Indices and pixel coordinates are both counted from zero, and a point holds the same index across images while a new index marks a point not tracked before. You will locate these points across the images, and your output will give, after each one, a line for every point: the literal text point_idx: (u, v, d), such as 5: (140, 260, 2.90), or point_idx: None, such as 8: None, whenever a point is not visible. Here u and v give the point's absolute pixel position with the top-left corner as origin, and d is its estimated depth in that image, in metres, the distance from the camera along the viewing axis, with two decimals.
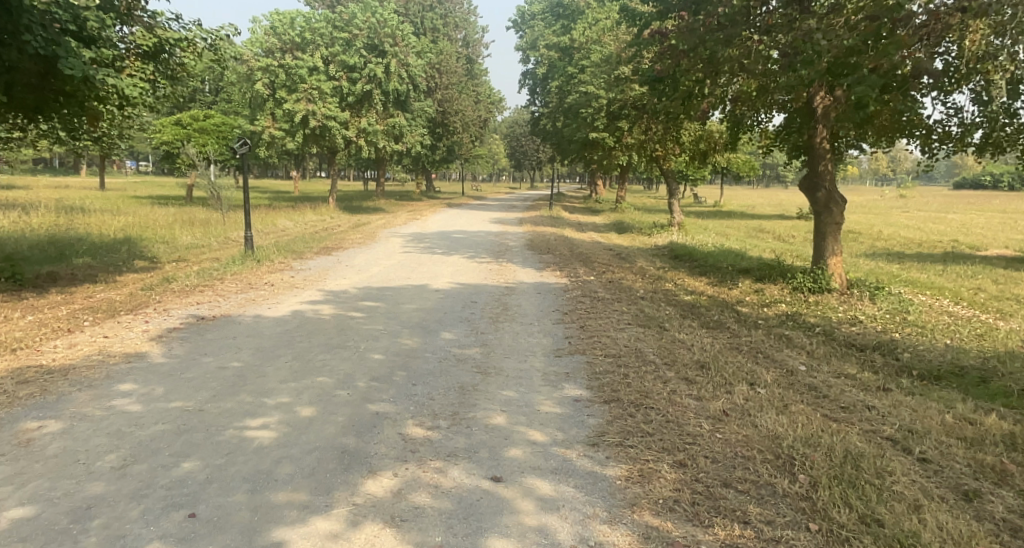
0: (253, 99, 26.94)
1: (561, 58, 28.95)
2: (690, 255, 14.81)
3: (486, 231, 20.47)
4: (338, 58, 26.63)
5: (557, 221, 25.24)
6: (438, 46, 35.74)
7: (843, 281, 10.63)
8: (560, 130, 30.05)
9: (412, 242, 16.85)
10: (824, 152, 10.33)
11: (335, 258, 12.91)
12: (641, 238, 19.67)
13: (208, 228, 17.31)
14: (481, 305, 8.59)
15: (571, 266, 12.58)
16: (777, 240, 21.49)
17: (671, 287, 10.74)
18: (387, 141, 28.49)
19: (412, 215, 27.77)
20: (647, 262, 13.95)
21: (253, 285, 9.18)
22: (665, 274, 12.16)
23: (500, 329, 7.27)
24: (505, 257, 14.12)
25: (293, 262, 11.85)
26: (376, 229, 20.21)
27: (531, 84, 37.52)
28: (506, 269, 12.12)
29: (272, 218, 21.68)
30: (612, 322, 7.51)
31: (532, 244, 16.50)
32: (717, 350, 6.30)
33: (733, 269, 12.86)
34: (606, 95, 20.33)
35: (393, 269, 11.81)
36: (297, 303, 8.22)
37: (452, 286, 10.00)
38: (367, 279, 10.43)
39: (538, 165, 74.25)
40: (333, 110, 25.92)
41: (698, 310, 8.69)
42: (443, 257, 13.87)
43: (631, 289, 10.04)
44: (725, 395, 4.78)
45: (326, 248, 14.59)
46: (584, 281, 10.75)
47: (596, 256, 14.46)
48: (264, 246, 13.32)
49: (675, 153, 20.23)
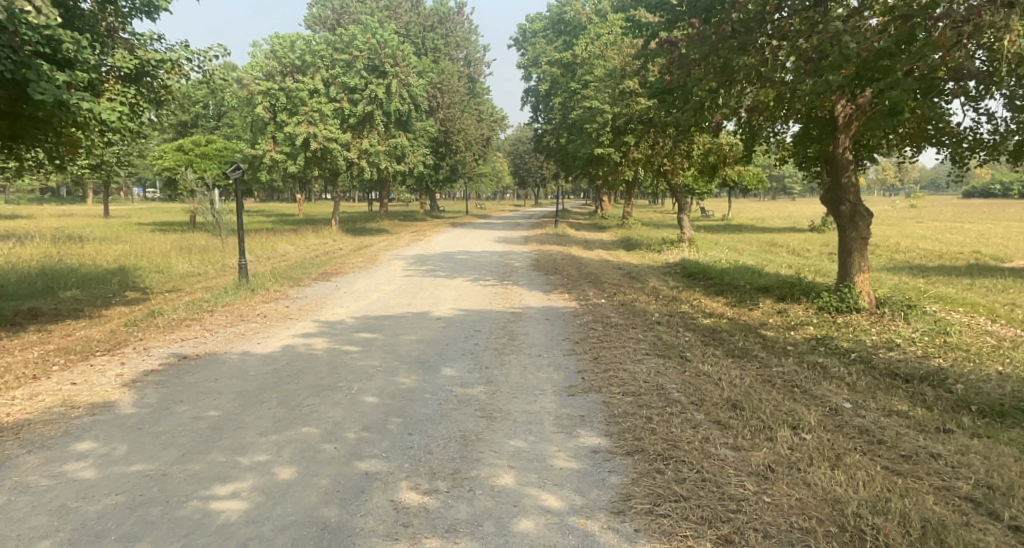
0: (253, 123, 26.66)
1: (563, 75, 28.62)
2: (705, 272, 14.21)
3: (491, 251, 19.93)
4: (338, 80, 26.36)
5: (564, 238, 24.73)
6: (439, 66, 35.54)
7: (871, 299, 10.02)
8: (564, 146, 29.63)
9: (414, 265, 16.30)
10: (847, 163, 9.79)
11: (334, 284, 12.38)
12: (650, 255, 19.09)
13: (206, 255, 16.82)
14: (487, 334, 8.02)
15: (581, 288, 12.00)
16: (791, 254, 20.85)
17: (687, 309, 10.14)
18: (390, 162, 28.13)
19: (416, 236, 27.30)
20: (660, 281, 13.35)
21: (244, 318, 8.62)
22: (680, 295, 11.56)
23: (507, 362, 6.68)
24: (511, 279, 13.56)
25: (289, 290, 11.32)
26: (379, 252, 19.73)
27: (534, 101, 37.22)
28: (512, 293, 11.54)
29: (273, 243, 21.22)
30: (628, 351, 6.94)
31: (538, 265, 15.92)
32: (748, 384, 5.72)
33: (752, 287, 12.24)
34: (610, 110, 19.87)
35: (394, 295, 11.25)
36: (288, 337, 7.65)
37: (456, 314, 9.42)
38: (366, 307, 9.87)
39: (542, 182, 73.95)
40: (334, 132, 25.59)
41: (720, 335, 8.09)
42: (446, 281, 13.31)
43: (645, 312, 9.46)
44: (766, 443, 4.20)
45: (325, 273, 14.05)
46: (595, 304, 10.15)
47: (606, 276, 13.87)
48: (260, 274, 12.80)
49: (683, 167, 19.71)
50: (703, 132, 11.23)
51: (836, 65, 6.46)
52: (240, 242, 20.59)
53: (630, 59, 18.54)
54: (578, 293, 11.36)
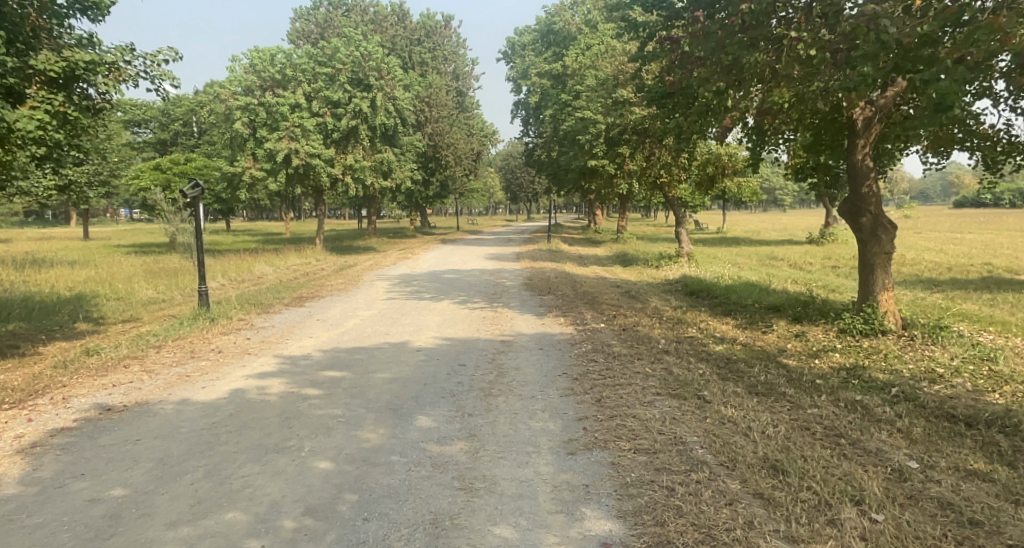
0: (233, 139, 25.71)
1: (554, 86, 27.82)
2: (708, 290, 13.23)
3: (480, 269, 18.94)
4: (321, 94, 25.45)
5: (556, 254, 23.78)
6: (427, 79, 34.71)
7: (896, 320, 9.09)
8: (556, 160, 28.74)
9: (398, 286, 15.27)
10: (868, 170, 8.87)
11: (307, 311, 11.33)
12: (648, 272, 18.12)
13: (174, 278, 15.76)
14: (472, 369, 7.01)
15: (577, 310, 11.03)
16: (795, 268, 19.94)
17: (695, 333, 9.17)
18: (375, 178, 27.17)
19: (403, 253, 26.29)
20: (661, 301, 12.38)
21: (194, 355, 7.61)
22: (684, 316, 10.62)
23: (494, 406, 5.67)
24: (501, 300, 12.56)
25: (256, 318, 10.29)
26: (362, 272, 18.72)
27: (524, 114, 36.46)
28: (502, 317, 10.54)
29: (251, 264, 20.18)
30: (636, 389, 5.96)
31: (531, 284, 14.93)
32: (784, 434, 4.76)
33: (761, 306, 11.27)
34: (604, 120, 18.97)
35: (372, 322, 10.22)
36: (240, 378, 6.64)
37: (439, 344, 8.39)
38: (338, 337, 8.84)
39: (534, 197, 73.20)
40: (317, 148, 24.61)
41: (735, 366, 7.11)
42: (432, 303, 12.29)
43: (649, 339, 8.47)
44: (830, 534, 3.29)
45: (300, 296, 13.03)
46: (593, 329, 9.17)
47: (603, 295, 12.89)
48: (226, 300, 11.75)
49: (682, 179, 18.80)
50: (706, 138, 10.29)
51: (872, 54, 5.55)
52: (215, 265, 19.45)
53: (623, 66, 17.69)
54: (574, 316, 10.38)
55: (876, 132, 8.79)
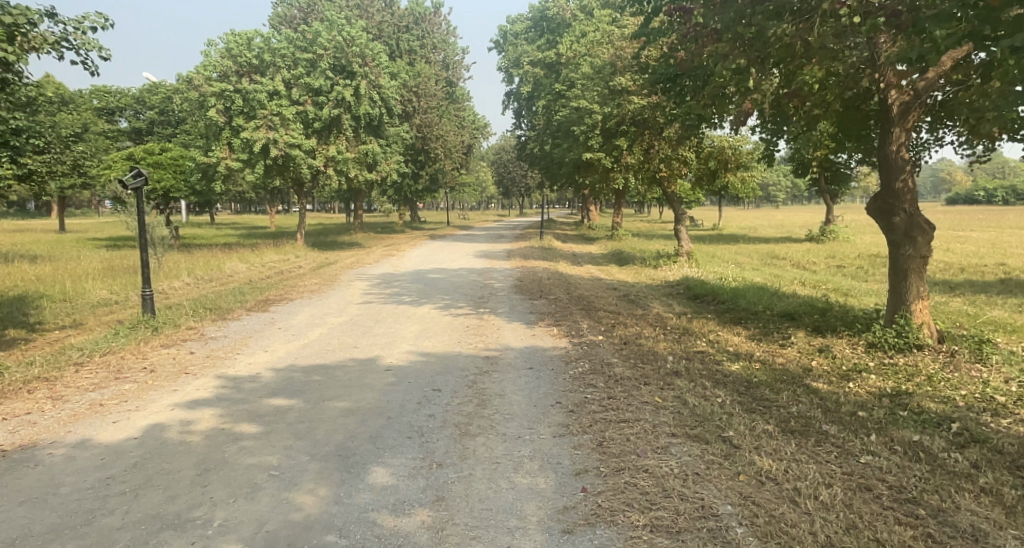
0: (208, 128, 24.41)
1: (547, 75, 26.62)
2: (714, 294, 12.13)
3: (468, 268, 17.80)
4: (301, 81, 24.14)
5: (548, 252, 22.64)
6: (415, 68, 33.42)
7: (933, 333, 7.94)
8: (549, 153, 27.59)
9: (376, 287, 14.11)
10: (904, 163, 7.66)
11: (269, 317, 10.15)
12: (646, 272, 17.02)
13: (132, 278, 14.51)
14: (446, 396, 5.86)
15: (572, 317, 9.90)
16: (800, 268, 18.92)
17: (705, 347, 8.02)
18: (360, 170, 25.92)
19: (388, 250, 25.08)
20: (663, 307, 11.27)
21: (120, 376, 6.45)
22: (691, 326, 9.48)
23: (470, 453, 4.54)
24: (488, 305, 11.42)
25: (209, 326, 9.11)
26: (340, 271, 17.54)
27: (516, 105, 35.28)
28: (487, 326, 9.38)
29: (223, 260, 18.91)
30: (645, 428, 4.82)
31: (520, 287, 13.78)
32: (845, 502, 3.66)
33: (776, 314, 10.15)
34: (600, 109, 17.83)
35: (340, 331, 9.05)
36: (164, 407, 5.50)
37: (411, 361, 7.22)
38: (296, 352, 7.66)
39: (526, 191, 72.06)
40: (296, 138, 23.33)
41: (758, 391, 5.97)
42: (411, 308, 11.14)
43: (654, 356, 7.32)
44: None
45: (266, 299, 11.85)
46: (590, 343, 8.02)
47: (599, 300, 11.77)
48: (180, 304, 10.56)
49: (683, 174, 17.85)
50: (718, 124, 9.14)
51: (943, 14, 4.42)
52: (185, 261, 18.17)
53: (621, 51, 16.53)
54: (568, 325, 9.25)
55: (914, 118, 7.60)
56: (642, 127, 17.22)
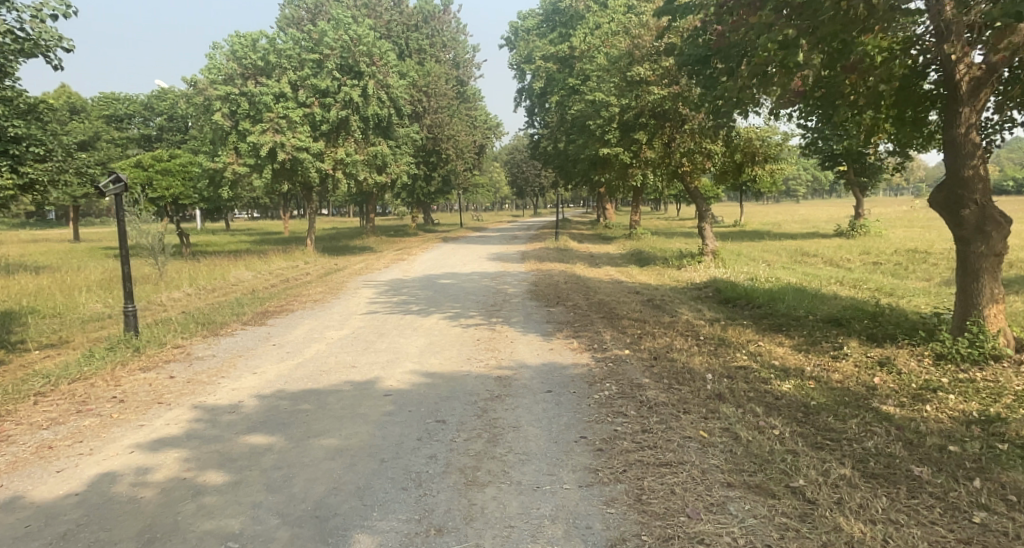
0: (214, 133, 23.81)
1: (560, 70, 25.71)
2: (748, 297, 11.16)
3: (481, 272, 16.96)
4: (308, 82, 23.43)
5: (565, 253, 21.75)
6: (424, 68, 32.63)
7: (1011, 341, 6.90)
8: (564, 151, 26.72)
9: (383, 295, 13.31)
10: (975, 147, 6.68)
11: (264, 331, 9.38)
12: (669, 273, 16.09)
13: (130, 291, 13.86)
14: (451, 430, 4.99)
15: (594, 327, 9.00)
16: (833, 267, 17.87)
17: (747, 362, 7.09)
18: (369, 172, 25.19)
19: (400, 254, 24.36)
20: (693, 313, 10.34)
21: (83, 408, 5.74)
22: (727, 335, 8.55)
23: (478, 511, 3.68)
24: (502, 314, 10.55)
25: (198, 344, 8.38)
26: (348, 278, 16.80)
27: (529, 103, 34.40)
28: (500, 339, 8.49)
29: (228, 269, 18.26)
30: (692, 475, 3.91)
31: (536, 292, 12.91)
32: None
33: (821, 320, 9.16)
34: (618, 102, 16.91)
35: (338, 347, 8.23)
36: (120, 450, 4.74)
37: (414, 384, 6.37)
38: (288, 374, 6.86)
39: (542, 191, 71.17)
40: (304, 140, 22.62)
41: (821, 419, 5.03)
42: (419, 319, 10.31)
43: (691, 374, 6.40)
44: None
45: (265, 311, 11.10)
46: (616, 359, 7.12)
47: (622, 306, 10.85)
48: (171, 320, 9.85)
49: (707, 168, 16.92)
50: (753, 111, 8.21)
51: None
52: (189, 270, 17.57)
53: (639, 39, 15.60)
54: (590, 336, 8.35)
55: (986, 95, 6.63)
56: (664, 119, 16.33)
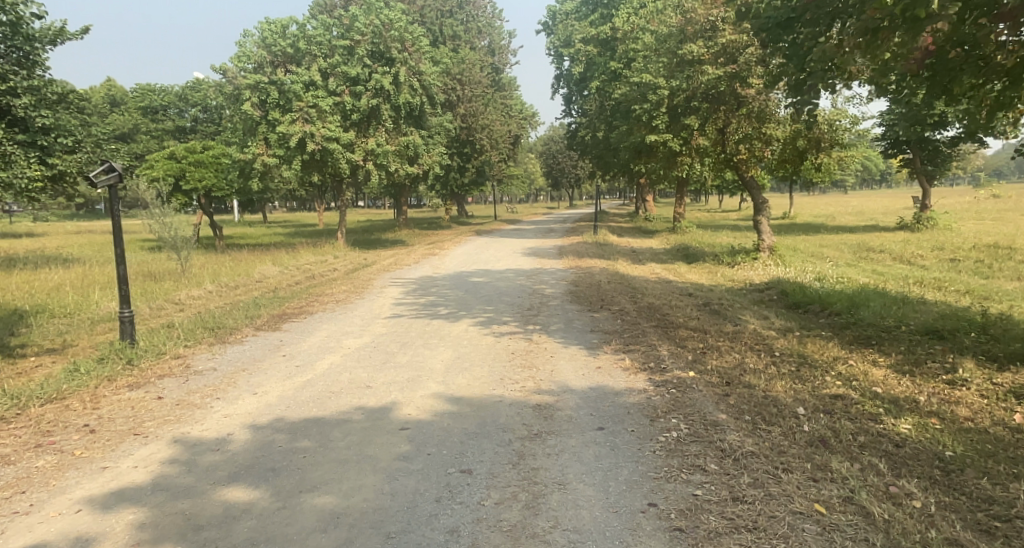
0: (243, 123, 23.11)
1: (602, 54, 24.33)
2: (821, 303, 9.83)
3: (516, 270, 15.84)
4: (338, 70, 22.55)
5: (606, 248, 20.48)
6: (459, 55, 31.61)
7: None
8: (605, 141, 25.44)
9: (412, 295, 12.31)
10: None
11: (277, 338, 8.43)
12: (722, 272, 14.75)
13: (146, 289, 13.07)
14: (480, 488, 3.93)
15: (649, 338, 7.82)
16: (904, 266, 16.30)
17: (840, 389, 5.87)
18: (401, 164, 24.26)
19: (432, 249, 23.42)
20: (759, 322, 9.07)
21: (45, 441, 4.79)
22: (807, 352, 7.28)
23: None
24: (542, 320, 9.43)
25: (200, 352, 7.41)
26: (376, 274, 15.88)
27: (566, 91, 33.06)
28: (539, 353, 7.40)
29: (255, 264, 17.52)
30: None
31: (577, 293, 11.75)
32: None
33: (917, 334, 7.82)
34: (667, 84, 15.66)
35: (357, 359, 7.22)
36: (64, 509, 3.75)
37: (437, 414, 5.30)
38: (292, 397, 5.84)
39: (578, 182, 69.68)
40: (334, 130, 21.77)
41: (972, 485, 3.83)
42: (449, 326, 9.26)
43: (775, 407, 5.20)
44: None
45: (282, 314, 10.15)
46: (679, 384, 5.94)
47: (677, 312, 9.63)
48: (179, 323, 8.96)
49: (765, 156, 15.59)
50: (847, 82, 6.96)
51: None
52: (214, 264, 16.88)
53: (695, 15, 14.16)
54: (646, 352, 7.16)
55: None
56: (718, 103, 15.02)
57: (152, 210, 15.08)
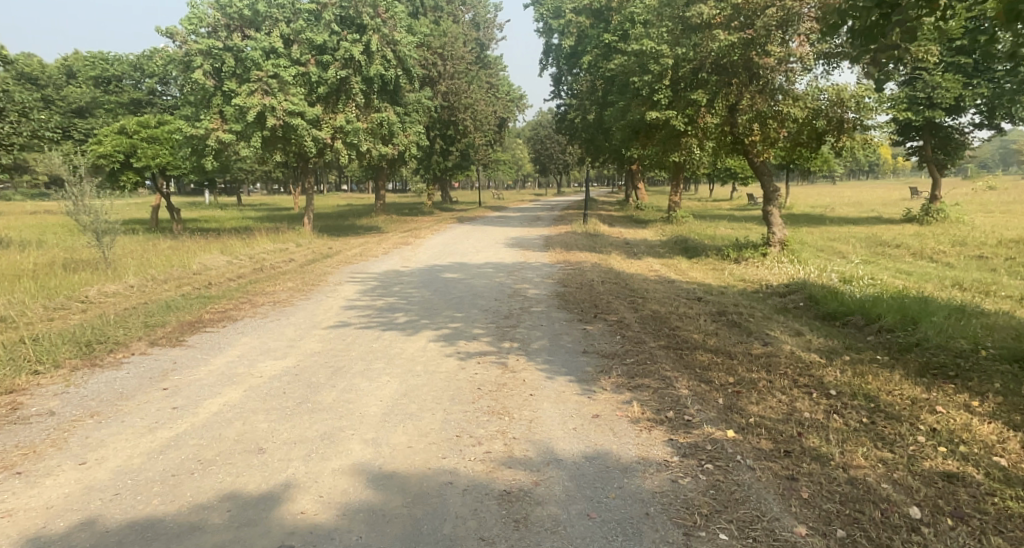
0: (196, 95, 20.85)
1: (594, 25, 22.35)
2: (865, 314, 8.00)
3: (495, 264, 13.89)
4: (302, 36, 20.40)
5: (596, 239, 18.61)
6: (440, 28, 29.46)
7: None
8: (596, 123, 23.52)
9: (368, 295, 10.33)
10: None
11: (170, 357, 6.41)
12: (731, 270, 12.93)
13: (50, 282, 10.93)
14: None
15: (662, 369, 5.91)
16: (930, 264, 14.55)
17: (954, 462, 3.99)
18: (373, 143, 22.20)
19: (406, 237, 21.37)
20: (793, 341, 7.21)
21: None
22: (874, 391, 5.43)
23: None
24: (520, 335, 7.53)
25: (48, 385, 5.37)
26: (335, 268, 13.85)
27: (555, 69, 31.04)
28: (515, 390, 5.48)
29: (199, 251, 15.41)
30: None
31: (565, 297, 9.84)
32: None
33: (1007, 364, 6.01)
34: (670, 52, 13.76)
35: (264, 396, 5.24)
36: None
37: (346, 514, 3.37)
38: (134, 470, 3.86)
39: (565, 169, 67.60)
40: (297, 104, 19.63)
41: None
42: (404, 341, 7.31)
43: (877, 507, 3.34)
44: None
45: (198, 320, 8.10)
46: (719, 453, 4.02)
47: (690, 325, 7.75)
48: (48, 334, 6.89)
49: (778, 139, 13.79)
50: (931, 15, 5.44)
51: None
52: (146, 252, 14.73)
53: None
54: (660, 392, 5.25)
55: None
56: (728, 75, 13.29)
57: (70, 188, 12.62)
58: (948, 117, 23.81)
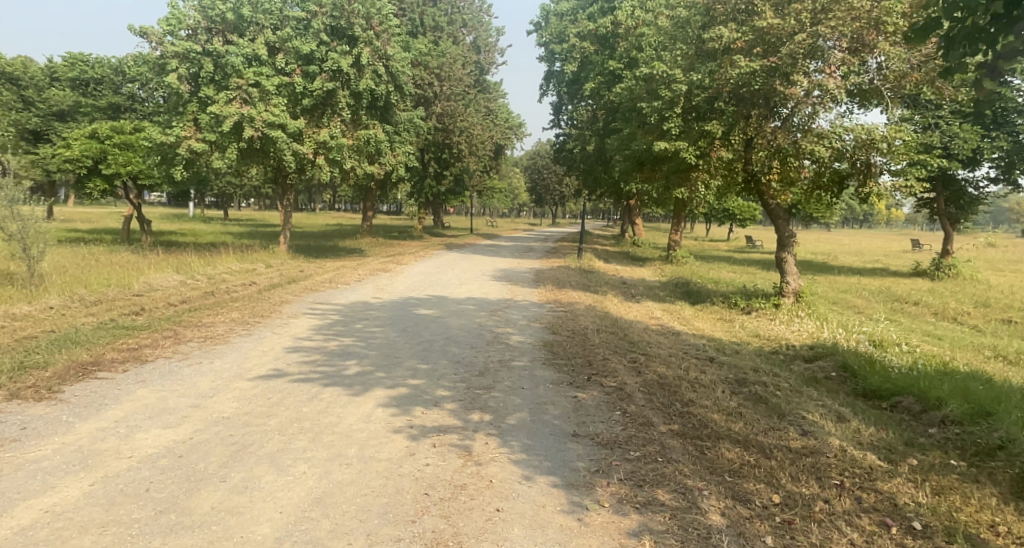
0: (170, 100, 19.43)
1: (599, 52, 21.20)
2: (922, 398, 6.44)
3: (477, 301, 12.33)
4: (288, 45, 19.08)
5: (591, 277, 17.12)
6: (439, 47, 28.28)
7: None
8: (595, 153, 22.25)
9: (322, 333, 8.73)
10: None
11: (22, 420, 4.81)
12: (742, 322, 11.47)
13: None
14: None
15: (679, 473, 4.42)
16: (958, 327, 13.12)
17: None
18: (358, 161, 20.78)
19: (387, 263, 19.82)
20: (840, 429, 5.68)
21: None
22: (972, 528, 3.92)
23: None
24: (494, 402, 5.96)
25: None
26: (296, 296, 12.26)
27: (555, 97, 29.89)
28: (476, 498, 3.95)
29: (149, 269, 13.81)
30: None
31: (554, 349, 8.27)
32: None
33: None
34: (685, 78, 12.45)
35: (112, 498, 3.67)
36: None
37: None
38: None
39: (561, 200, 66.64)
40: (278, 115, 18.19)
41: None
42: (346, 404, 5.70)
43: None
44: None
45: (97, 360, 6.51)
46: None
47: (706, 400, 6.21)
48: None
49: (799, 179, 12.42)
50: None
51: None
52: (88, 268, 13.15)
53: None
54: (681, 519, 3.77)
55: None
56: (747, 105, 11.89)
57: None
58: (964, 169, 22.70)
